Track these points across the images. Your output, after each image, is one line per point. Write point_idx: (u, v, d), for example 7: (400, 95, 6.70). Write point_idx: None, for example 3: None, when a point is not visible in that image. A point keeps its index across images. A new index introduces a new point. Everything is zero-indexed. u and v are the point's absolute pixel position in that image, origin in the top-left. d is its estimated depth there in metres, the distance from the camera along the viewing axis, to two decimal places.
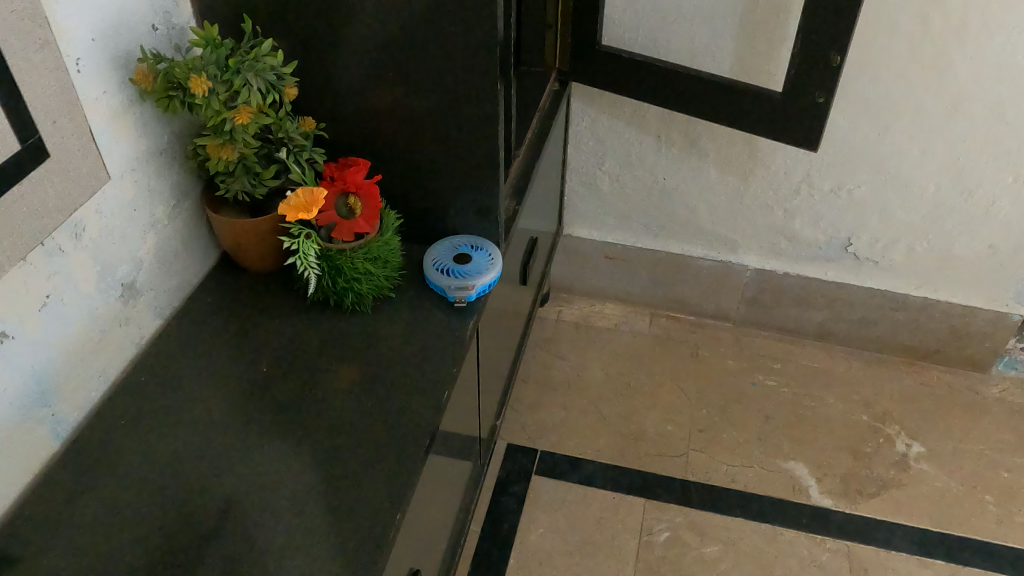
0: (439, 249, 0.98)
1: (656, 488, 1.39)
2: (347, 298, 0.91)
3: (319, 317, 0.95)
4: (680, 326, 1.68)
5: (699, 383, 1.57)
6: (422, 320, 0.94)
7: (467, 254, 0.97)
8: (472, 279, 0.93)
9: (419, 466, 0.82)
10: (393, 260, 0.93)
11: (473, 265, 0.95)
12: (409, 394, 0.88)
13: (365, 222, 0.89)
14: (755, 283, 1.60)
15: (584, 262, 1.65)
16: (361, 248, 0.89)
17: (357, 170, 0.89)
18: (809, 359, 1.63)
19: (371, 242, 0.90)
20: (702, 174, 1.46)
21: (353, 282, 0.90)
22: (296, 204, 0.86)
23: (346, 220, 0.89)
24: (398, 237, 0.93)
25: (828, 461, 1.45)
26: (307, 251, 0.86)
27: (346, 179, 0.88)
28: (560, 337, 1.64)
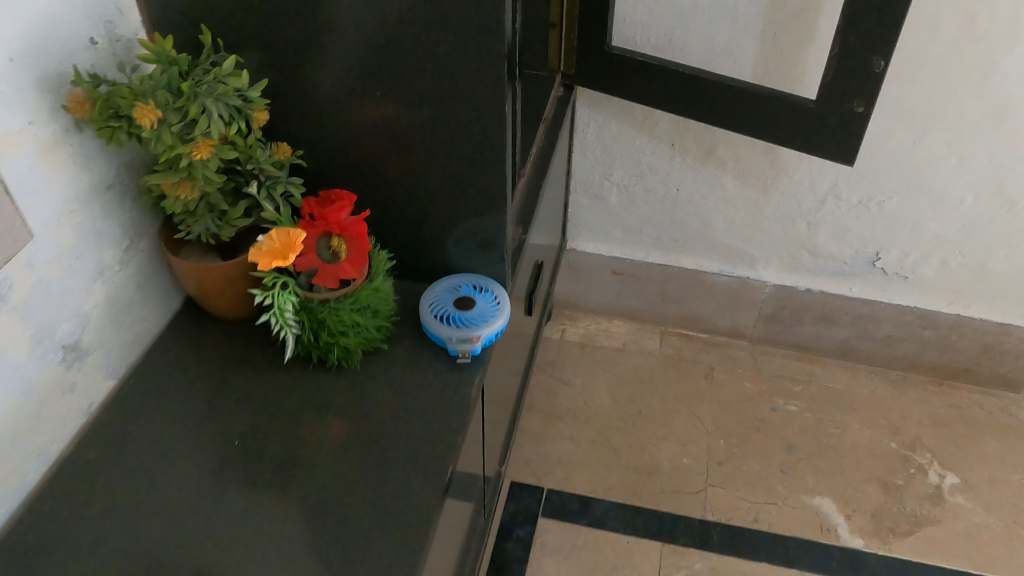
0: (437, 291, 0.85)
1: (674, 530, 1.27)
2: (332, 353, 0.79)
3: (299, 373, 0.83)
4: (693, 344, 1.56)
5: (716, 409, 1.45)
6: (420, 375, 0.82)
7: (470, 299, 0.84)
8: (476, 327, 0.80)
9: (419, 561, 0.69)
10: (385, 308, 0.80)
11: (478, 310, 0.83)
12: (405, 467, 0.75)
13: (350, 267, 0.76)
14: (773, 299, 1.49)
15: (589, 277, 1.53)
16: (346, 298, 0.76)
17: (342, 207, 0.75)
18: (830, 380, 1.52)
19: (358, 289, 0.77)
20: (719, 185, 1.34)
21: (338, 336, 0.77)
22: (270, 249, 0.73)
23: (329, 265, 0.76)
24: (391, 281, 0.80)
25: (857, 496, 1.34)
26: (283, 304, 0.74)
27: (328, 219, 0.75)
28: (564, 359, 1.51)
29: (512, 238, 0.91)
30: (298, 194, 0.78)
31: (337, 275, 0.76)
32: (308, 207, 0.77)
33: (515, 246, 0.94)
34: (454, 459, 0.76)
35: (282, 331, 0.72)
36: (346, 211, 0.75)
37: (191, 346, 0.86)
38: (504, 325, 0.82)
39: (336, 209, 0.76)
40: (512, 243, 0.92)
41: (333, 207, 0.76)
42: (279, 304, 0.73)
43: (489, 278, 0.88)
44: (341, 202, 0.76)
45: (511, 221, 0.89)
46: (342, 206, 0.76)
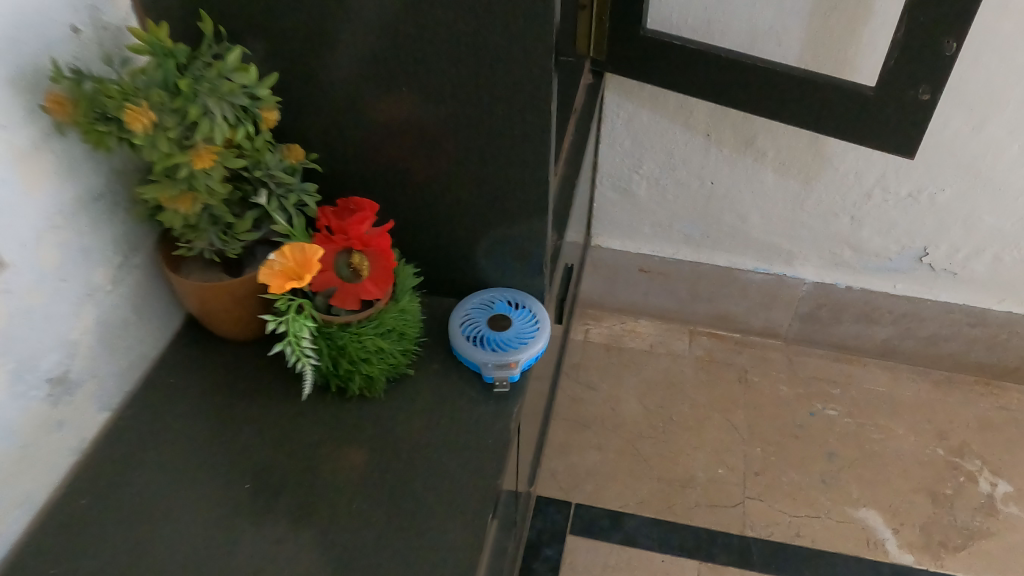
0: (471, 307, 0.78)
1: (712, 548, 1.18)
2: (353, 382, 0.70)
3: (316, 402, 0.74)
4: (724, 345, 1.47)
5: (751, 415, 1.36)
6: (452, 406, 0.73)
7: (505, 319, 0.77)
8: (515, 355, 0.73)
9: None
10: (412, 330, 0.71)
11: (514, 332, 0.75)
12: (438, 512, 0.66)
13: (374, 287, 0.67)
14: (811, 298, 1.41)
15: (615, 275, 1.44)
16: (370, 321, 0.68)
17: (365, 219, 0.66)
18: (871, 382, 1.44)
19: (383, 311, 0.68)
20: (757, 178, 1.24)
21: (361, 364, 0.69)
22: (284, 269, 0.65)
23: (351, 285, 0.67)
24: (418, 300, 0.72)
25: (905, 507, 1.26)
26: (299, 331, 0.64)
27: (349, 233, 0.66)
28: (589, 362, 1.42)
29: (548, 247, 0.83)
30: (314, 204, 0.70)
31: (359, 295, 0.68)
32: (326, 219, 0.69)
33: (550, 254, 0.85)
34: (493, 501, 0.67)
35: (299, 361, 0.64)
36: (368, 224, 0.67)
37: (196, 372, 0.77)
38: (544, 350, 0.75)
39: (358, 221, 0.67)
40: (549, 253, 0.83)
41: (354, 219, 0.67)
42: (296, 331, 0.64)
43: (525, 292, 0.80)
44: (363, 214, 0.67)
45: (549, 229, 0.80)
46: (364, 218, 0.67)
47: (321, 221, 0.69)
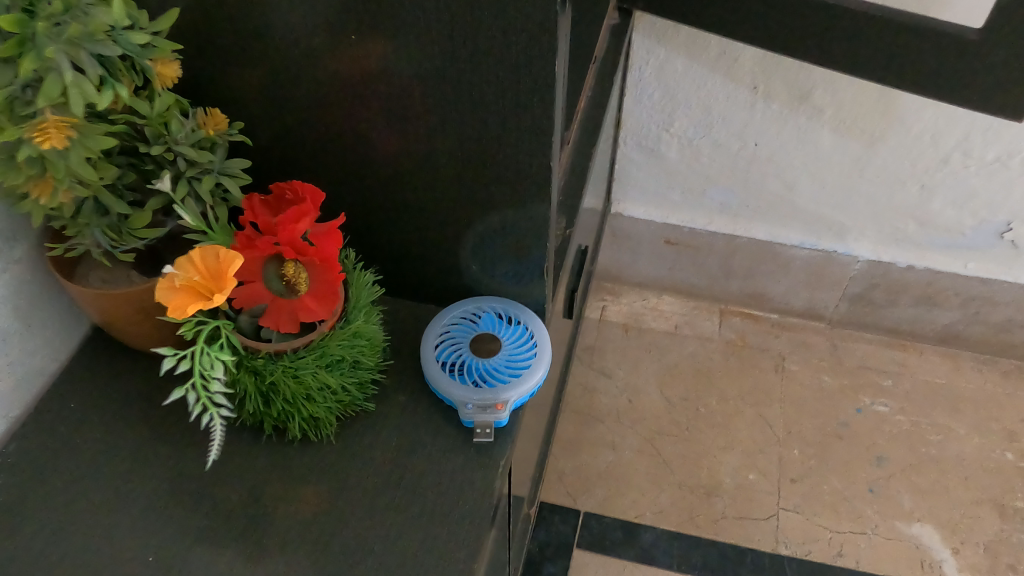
0: (451, 321, 0.62)
1: (739, 568, 1.02)
2: (292, 424, 0.56)
3: (254, 440, 0.58)
4: (759, 327, 1.30)
5: (789, 410, 1.19)
6: (425, 456, 0.57)
7: (494, 339, 0.61)
8: (503, 392, 0.57)
9: None
10: (368, 361, 0.57)
11: (503, 360, 0.59)
12: None
13: (315, 303, 0.52)
14: (863, 278, 1.22)
15: (638, 246, 1.26)
16: (310, 350, 0.53)
17: (304, 213, 0.51)
18: (927, 373, 1.26)
19: (327, 338, 0.54)
20: (811, 138, 1.04)
21: (300, 402, 0.55)
22: (191, 283, 0.49)
23: (284, 301, 0.52)
24: (375, 321, 0.57)
25: (965, 523, 1.10)
26: (207, 368, 0.48)
27: (280, 233, 0.50)
28: (604, 345, 1.25)
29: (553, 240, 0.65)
30: (237, 189, 0.54)
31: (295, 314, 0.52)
32: (252, 215, 0.53)
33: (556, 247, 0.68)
34: None
35: (209, 405, 0.48)
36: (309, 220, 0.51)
37: (104, 396, 0.61)
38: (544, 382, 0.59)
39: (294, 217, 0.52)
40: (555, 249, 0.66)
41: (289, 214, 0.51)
42: (204, 364, 0.48)
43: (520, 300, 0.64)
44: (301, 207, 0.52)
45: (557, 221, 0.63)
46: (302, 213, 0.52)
47: (245, 217, 0.53)
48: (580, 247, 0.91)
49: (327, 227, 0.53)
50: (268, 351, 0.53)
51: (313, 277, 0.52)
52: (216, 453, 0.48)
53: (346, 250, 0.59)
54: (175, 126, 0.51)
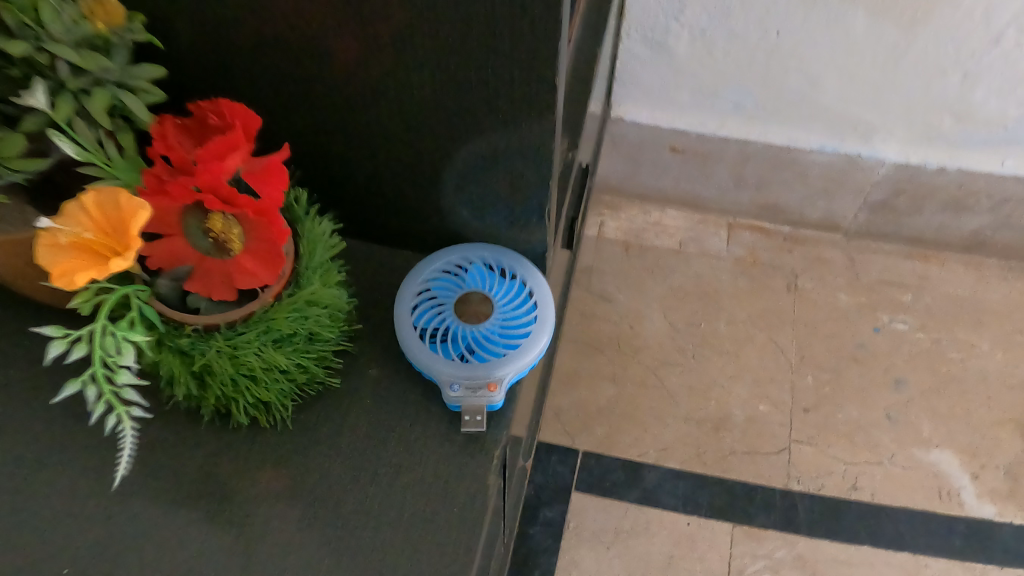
0: (430, 278, 0.53)
1: (749, 506, 0.95)
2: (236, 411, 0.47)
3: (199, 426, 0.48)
4: (770, 242, 1.19)
5: (803, 333, 1.09)
6: (406, 446, 0.48)
7: (479, 300, 0.52)
8: (498, 365, 0.49)
9: None
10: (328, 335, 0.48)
11: (496, 325, 0.51)
12: None
13: (253, 263, 0.42)
14: (888, 184, 1.11)
15: (639, 154, 1.13)
16: (250, 327, 0.43)
17: (230, 152, 0.39)
18: (949, 286, 1.17)
19: (272, 311, 0.44)
20: (844, 25, 0.90)
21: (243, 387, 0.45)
22: (90, 242, 0.38)
23: (213, 261, 0.42)
24: (337, 288, 0.47)
25: (984, 447, 1.01)
26: (112, 354, 0.38)
27: (202, 175, 0.38)
28: (604, 265, 1.14)
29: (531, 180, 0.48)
30: (141, 107, 0.42)
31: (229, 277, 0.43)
32: (163, 144, 0.40)
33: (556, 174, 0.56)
34: None
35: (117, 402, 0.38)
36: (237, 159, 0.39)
37: (14, 376, 0.50)
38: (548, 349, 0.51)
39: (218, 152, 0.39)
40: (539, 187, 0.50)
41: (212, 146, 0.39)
42: (107, 349, 0.38)
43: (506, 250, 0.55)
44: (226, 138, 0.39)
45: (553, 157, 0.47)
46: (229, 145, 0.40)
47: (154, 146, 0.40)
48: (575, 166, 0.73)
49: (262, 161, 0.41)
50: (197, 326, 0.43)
51: (248, 230, 0.41)
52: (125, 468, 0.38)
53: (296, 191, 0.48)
54: (48, 15, 0.38)
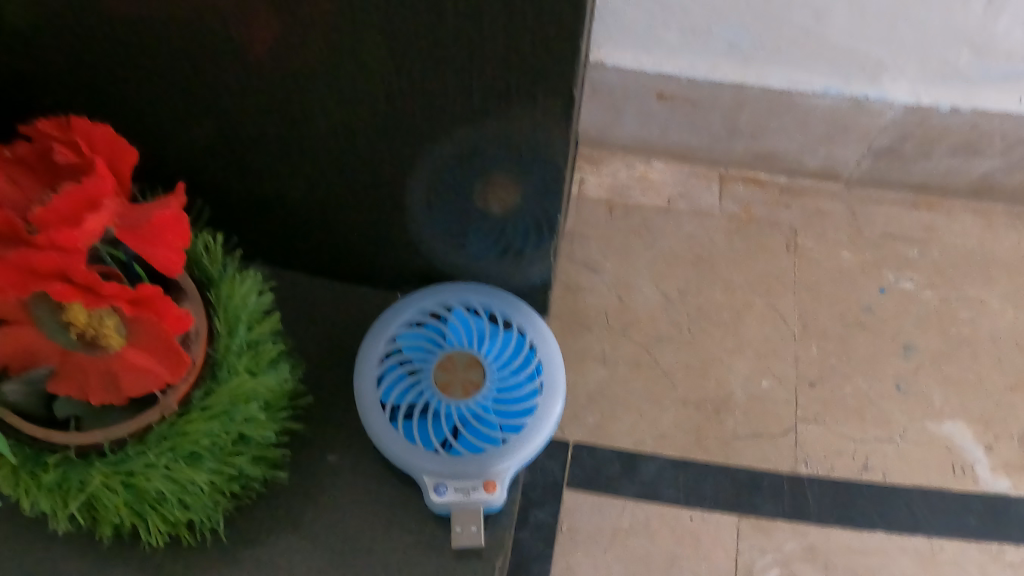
0: (420, 346, 0.59)
1: (755, 495, 0.87)
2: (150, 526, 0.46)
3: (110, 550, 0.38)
4: (766, 195, 1.07)
5: (806, 297, 0.99)
6: None
7: (472, 367, 0.58)
8: (496, 465, 0.55)
9: None
10: (253, 430, 0.46)
11: (489, 406, 0.57)
12: None
13: (142, 359, 0.39)
14: (895, 128, 0.98)
15: (621, 103, 1.00)
16: (149, 446, 0.42)
17: (93, 217, 0.34)
18: (956, 237, 1.05)
19: (181, 424, 0.42)
20: None
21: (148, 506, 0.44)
22: None
23: (83, 354, 0.39)
24: (260, 390, 0.45)
25: (998, 416, 0.93)
26: None
27: (61, 241, 0.34)
28: (587, 229, 1.03)
29: (555, 150, 0.48)
30: None
31: (107, 373, 0.40)
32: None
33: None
34: None
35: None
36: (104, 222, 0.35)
37: None
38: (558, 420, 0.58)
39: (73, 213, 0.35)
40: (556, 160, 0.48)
41: (63, 208, 0.34)
42: None
43: (503, 292, 0.60)
44: (82, 195, 0.35)
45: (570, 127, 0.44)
46: (88, 204, 0.35)
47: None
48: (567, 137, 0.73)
49: (146, 217, 0.36)
50: (70, 450, 0.42)
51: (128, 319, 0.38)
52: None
53: (206, 240, 0.46)
54: None
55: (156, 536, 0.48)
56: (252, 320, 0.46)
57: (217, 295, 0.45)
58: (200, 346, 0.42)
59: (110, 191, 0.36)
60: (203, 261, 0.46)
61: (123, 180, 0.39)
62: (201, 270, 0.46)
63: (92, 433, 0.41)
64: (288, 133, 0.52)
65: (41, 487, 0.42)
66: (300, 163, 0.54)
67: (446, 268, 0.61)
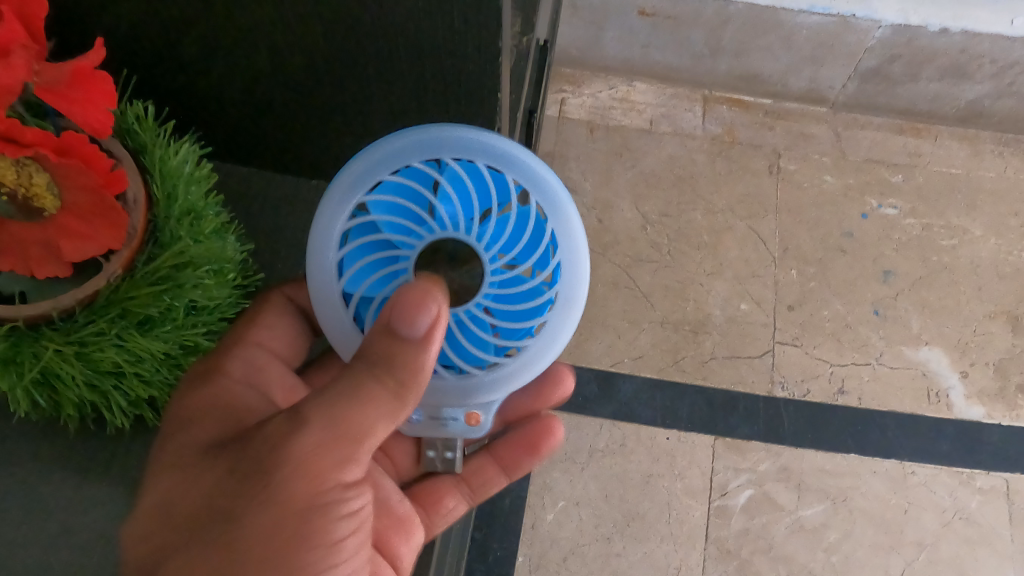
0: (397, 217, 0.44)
1: (731, 416, 0.87)
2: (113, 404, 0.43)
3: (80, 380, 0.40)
4: (749, 118, 1.04)
5: (787, 221, 0.97)
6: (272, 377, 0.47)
7: (466, 265, 0.45)
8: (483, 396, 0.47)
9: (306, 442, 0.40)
10: (205, 298, 0.44)
11: (479, 316, 0.45)
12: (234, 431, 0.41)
13: (79, 223, 0.36)
14: (882, 48, 0.95)
15: (602, 20, 0.97)
16: (98, 314, 0.39)
17: (2, 64, 0.31)
18: (940, 164, 1.03)
19: (126, 291, 0.40)
20: None
21: (110, 380, 0.41)
22: None
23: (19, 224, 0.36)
24: (213, 250, 0.44)
25: (974, 342, 0.93)
26: None
27: None
28: (565, 149, 1.00)
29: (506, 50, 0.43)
30: None
31: (48, 244, 0.37)
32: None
33: (497, 46, 0.43)
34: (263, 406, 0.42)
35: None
36: (20, 72, 0.32)
37: None
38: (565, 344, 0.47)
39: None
40: (492, 60, 0.44)
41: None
42: None
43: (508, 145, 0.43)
44: None
45: (504, 18, 0.41)
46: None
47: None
48: (540, 41, 0.71)
49: (62, 70, 0.34)
50: (19, 321, 0.38)
51: (61, 176, 0.34)
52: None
53: (137, 108, 0.43)
54: None
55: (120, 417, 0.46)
56: (191, 184, 0.44)
57: (152, 161, 0.42)
58: (141, 210, 0.40)
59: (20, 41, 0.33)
60: (134, 127, 0.42)
61: (37, 33, 0.35)
62: (133, 138, 0.43)
63: (40, 304, 0.38)
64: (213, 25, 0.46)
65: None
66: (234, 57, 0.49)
67: None
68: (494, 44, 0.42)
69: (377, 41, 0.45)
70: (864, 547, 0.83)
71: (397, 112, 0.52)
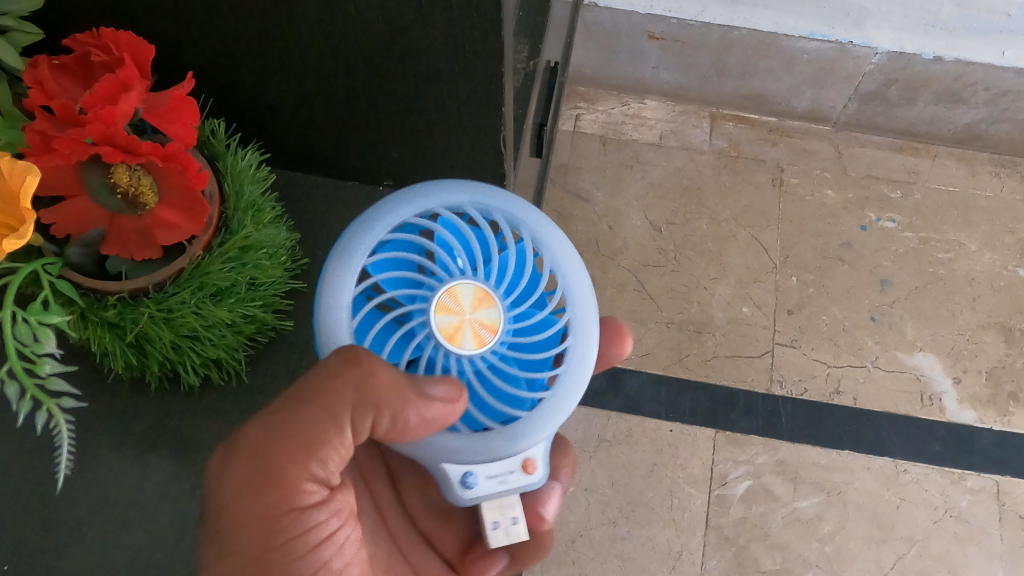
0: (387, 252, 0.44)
1: (731, 411, 0.93)
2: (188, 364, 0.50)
3: (166, 338, 0.48)
4: (754, 134, 1.10)
5: (788, 230, 1.03)
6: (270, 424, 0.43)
7: (483, 300, 0.44)
8: (528, 437, 0.45)
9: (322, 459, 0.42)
10: (263, 277, 0.51)
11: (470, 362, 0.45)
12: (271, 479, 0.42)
13: (172, 214, 0.44)
14: (880, 73, 1.01)
15: (615, 43, 1.04)
16: (183, 285, 0.47)
17: (126, 96, 0.39)
18: (939, 182, 1.08)
19: (205, 265, 0.47)
20: None
21: (187, 342, 0.49)
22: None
23: (126, 217, 0.44)
24: (274, 236, 0.51)
25: (967, 350, 0.98)
26: (50, 318, 0.37)
27: (98, 121, 0.38)
28: (579, 161, 1.07)
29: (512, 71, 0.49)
30: None
31: (146, 232, 0.45)
32: (40, 92, 0.40)
33: (501, 71, 0.49)
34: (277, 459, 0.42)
35: (47, 397, 0.36)
36: (136, 102, 0.39)
37: None
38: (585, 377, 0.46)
39: (110, 95, 0.39)
40: (495, 83, 0.50)
41: (102, 91, 0.39)
42: (25, 337, 0.36)
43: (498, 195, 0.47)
44: (117, 79, 0.39)
45: (505, 49, 0.47)
46: (121, 87, 0.40)
47: (30, 95, 0.40)
48: (548, 63, 0.78)
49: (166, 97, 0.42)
50: (123, 293, 0.46)
51: (161, 176, 0.43)
52: (67, 459, 0.38)
53: (211, 123, 0.51)
54: None
55: (191, 377, 0.54)
56: (254, 183, 0.51)
57: (223, 165, 0.50)
58: (216, 204, 0.48)
59: (137, 77, 0.40)
60: (208, 138, 0.51)
61: (146, 69, 0.43)
62: (207, 145, 0.51)
63: (138, 279, 0.46)
64: (266, 49, 0.53)
65: (103, 328, 0.46)
66: (285, 78, 0.56)
67: (428, 171, 0.64)
68: (498, 70, 0.49)
69: (403, 67, 0.51)
70: (857, 539, 0.88)
71: (415, 129, 0.59)
